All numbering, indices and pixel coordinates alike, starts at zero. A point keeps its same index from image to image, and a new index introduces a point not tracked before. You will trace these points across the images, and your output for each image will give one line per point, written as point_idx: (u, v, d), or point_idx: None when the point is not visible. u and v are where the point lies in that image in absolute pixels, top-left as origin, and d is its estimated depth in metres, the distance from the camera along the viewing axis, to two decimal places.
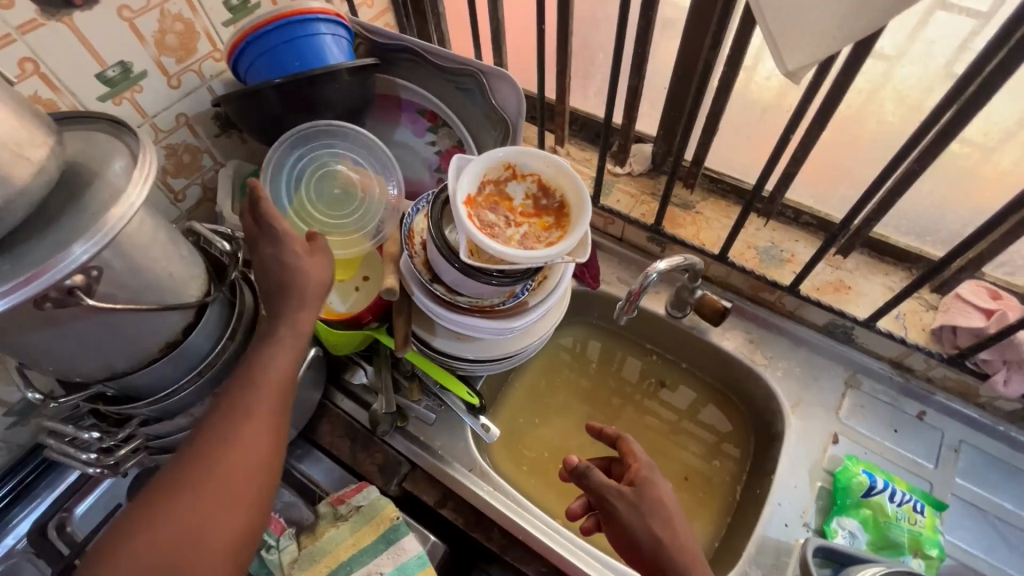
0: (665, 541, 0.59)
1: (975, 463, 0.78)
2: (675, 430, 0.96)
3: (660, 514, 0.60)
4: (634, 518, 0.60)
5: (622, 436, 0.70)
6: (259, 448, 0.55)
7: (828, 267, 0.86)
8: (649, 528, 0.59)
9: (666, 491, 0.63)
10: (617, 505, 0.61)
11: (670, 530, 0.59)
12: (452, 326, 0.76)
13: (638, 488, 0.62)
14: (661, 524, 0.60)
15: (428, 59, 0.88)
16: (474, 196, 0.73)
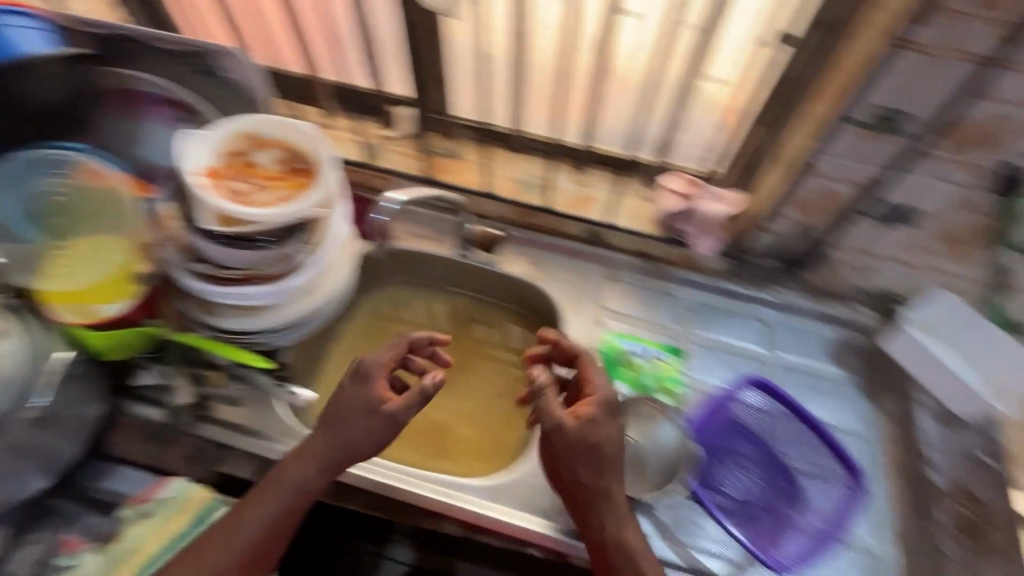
0: (586, 483, 0.68)
1: (706, 315, 0.98)
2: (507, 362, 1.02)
3: (589, 453, 0.68)
4: (569, 453, 0.68)
5: (583, 360, 0.76)
6: (268, 547, 0.69)
7: (574, 184, 1.02)
8: (575, 463, 0.68)
9: (611, 436, 0.69)
10: (553, 436, 0.69)
11: (593, 466, 0.68)
12: (225, 300, 0.77)
13: (583, 421, 0.69)
14: (583, 462, 0.68)
15: (155, 46, 0.87)
16: (217, 170, 0.75)
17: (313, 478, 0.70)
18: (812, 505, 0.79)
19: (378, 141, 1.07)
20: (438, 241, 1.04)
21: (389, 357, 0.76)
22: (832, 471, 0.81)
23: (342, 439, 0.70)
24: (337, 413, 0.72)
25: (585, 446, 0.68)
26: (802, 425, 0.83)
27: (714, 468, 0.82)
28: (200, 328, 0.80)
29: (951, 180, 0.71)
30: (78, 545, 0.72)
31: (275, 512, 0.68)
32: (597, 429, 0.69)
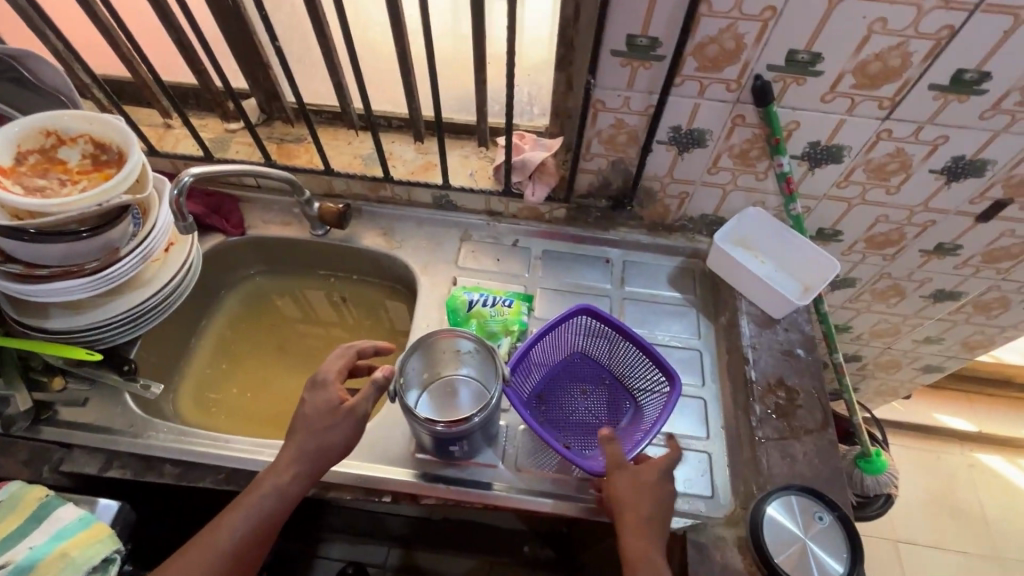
0: (642, 517, 0.68)
1: (554, 261, 1.04)
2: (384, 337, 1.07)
3: (647, 492, 0.70)
4: (628, 492, 0.70)
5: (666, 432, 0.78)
6: (252, 554, 0.68)
7: (416, 153, 1.05)
8: (637, 497, 0.69)
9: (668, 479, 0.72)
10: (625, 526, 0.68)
11: (654, 500, 0.70)
12: (44, 297, 0.77)
13: (647, 468, 0.72)
14: (639, 494, 0.69)
15: None
16: (15, 169, 0.75)
17: (294, 479, 0.69)
18: (639, 416, 0.84)
19: (222, 134, 1.07)
20: (294, 224, 1.06)
21: (338, 366, 0.76)
22: (657, 384, 0.84)
23: (314, 442, 0.70)
24: (302, 423, 0.71)
25: (627, 478, 0.71)
26: (627, 348, 0.87)
27: (542, 404, 0.87)
28: (29, 334, 0.80)
29: (711, 97, 0.78)
30: None
31: (252, 521, 0.67)
32: (653, 473, 0.71)
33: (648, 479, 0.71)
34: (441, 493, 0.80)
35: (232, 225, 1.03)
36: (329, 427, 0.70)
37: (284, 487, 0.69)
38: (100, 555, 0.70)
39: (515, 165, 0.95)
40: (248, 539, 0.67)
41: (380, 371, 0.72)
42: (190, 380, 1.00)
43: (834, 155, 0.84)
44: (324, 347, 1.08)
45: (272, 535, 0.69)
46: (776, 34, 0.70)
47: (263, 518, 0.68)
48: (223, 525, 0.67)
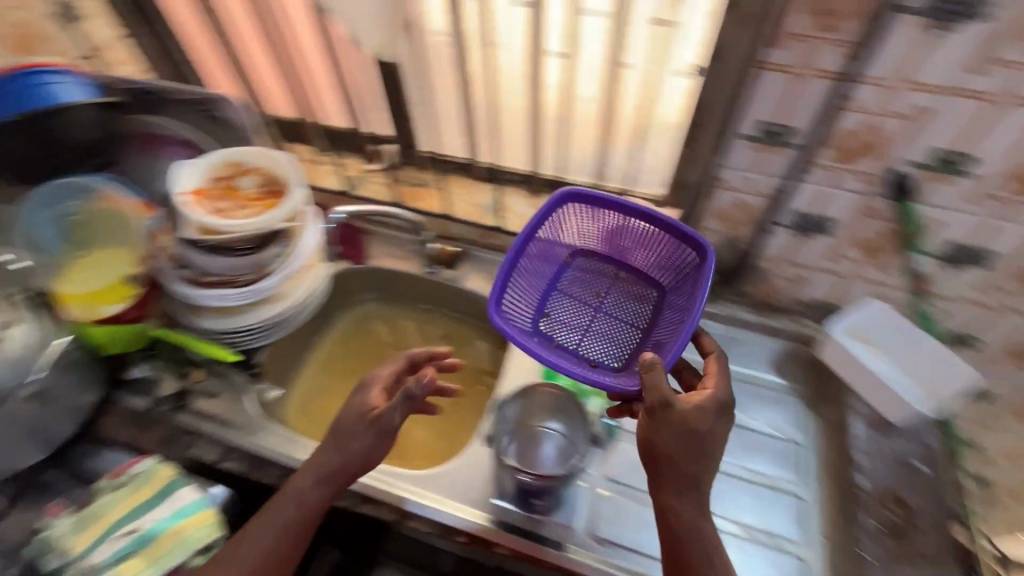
0: (684, 467, 0.66)
1: None
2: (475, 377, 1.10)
3: (693, 439, 0.66)
4: (672, 441, 0.66)
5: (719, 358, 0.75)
6: (281, 558, 0.72)
7: (530, 207, 1.11)
8: (682, 446, 0.66)
9: (718, 423, 0.68)
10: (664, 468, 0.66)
11: (696, 449, 0.66)
12: (206, 300, 0.90)
13: (693, 408, 0.67)
14: (685, 444, 0.66)
15: (170, 96, 1.03)
16: (204, 191, 0.89)
17: (317, 489, 0.73)
18: (666, 298, 0.90)
19: (359, 173, 1.20)
20: (409, 259, 1.15)
21: (385, 376, 0.80)
22: (688, 260, 0.86)
23: (343, 452, 0.73)
24: (335, 430, 0.75)
25: (676, 424, 0.66)
26: (636, 225, 0.88)
27: (561, 314, 0.92)
28: (182, 327, 0.93)
29: (843, 187, 0.77)
30: (59, 509, 0.80)
31: (279, 529, 0.72)
32: (703, 416, 0.68)
33: (695, 425, 0.67)
34: (513, 544, 0.80)
35: (358, 254, 1.14)
36: (353, 434, 0.73)
37: (306, 500, 0.73)
38: (207, 539, 0.77)
39: None
40: (277, 545, 0.71)
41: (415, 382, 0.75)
42: (299, 390, 1.09)
43: (978, 259, 0.78)
44: None
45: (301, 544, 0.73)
46: (924, 134, 0.68)
47: (288, 527, 0.72)
48: (256, 523, 0.73)
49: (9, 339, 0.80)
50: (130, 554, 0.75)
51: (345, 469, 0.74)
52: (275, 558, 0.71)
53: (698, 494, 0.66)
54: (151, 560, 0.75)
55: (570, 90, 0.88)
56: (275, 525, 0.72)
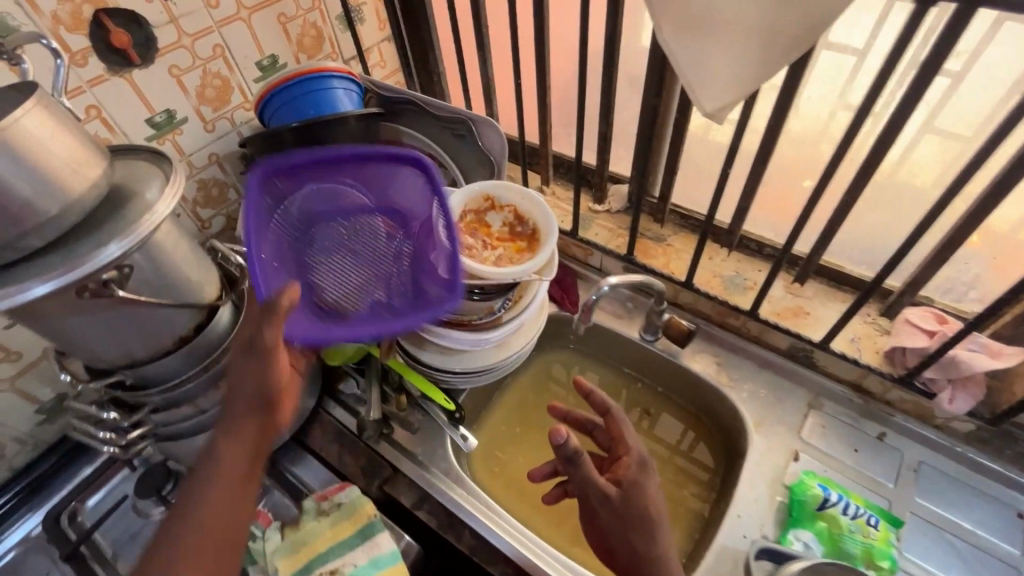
0: (643, 553, 0.61)
1: (934, 483, 0.80)
2: (672, 465, 0.97)
3: (640, 521, 0.62)
4: (604, 508, 0.63)
5: (610, 411, 0.73)
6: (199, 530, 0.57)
7: (787, 294, 0.93)
8: (623, 530, 0.62)
9: (651, 489, 0.65)
10: (605, 513, 0.63)
11: (648, 538, 0.62)
12: (432, 337, 0.85)
13: (624, 488, 0.64)
14: (633, 528, 0.62)
15: (427, 110, 1.02)
16: (456, 223, 0.83)
17: (244, 436, 0.61)
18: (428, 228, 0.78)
19: (586, 213, 1.10)
20: (625, 318, 1.02)
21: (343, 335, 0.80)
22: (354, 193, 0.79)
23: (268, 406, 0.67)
24: (239, 391, 0.61)
25: (608, 495, 0.63)
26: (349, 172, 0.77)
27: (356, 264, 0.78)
28: (401, 354, 0.89)
29: None
30: (268, 520, 0.80)
31: (232, 483, 0.60)
32: (626, 474, 0.65)
33: (637, 504, 0.63)
34: None
35: (569, 300, 1.04)
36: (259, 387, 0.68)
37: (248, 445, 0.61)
38: None
39: (941, 362, 0.76)
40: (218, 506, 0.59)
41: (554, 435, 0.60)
42: (484, 438, 1.02)
43: None
44: None
45: (240, 508, 0.60)
46: None
47: (241, 483, 0.61)
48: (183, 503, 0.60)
49: None
50: None
51: (255, 410, 0.62)
52: (223, 523, 0.58)
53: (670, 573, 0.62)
54: None
55: None
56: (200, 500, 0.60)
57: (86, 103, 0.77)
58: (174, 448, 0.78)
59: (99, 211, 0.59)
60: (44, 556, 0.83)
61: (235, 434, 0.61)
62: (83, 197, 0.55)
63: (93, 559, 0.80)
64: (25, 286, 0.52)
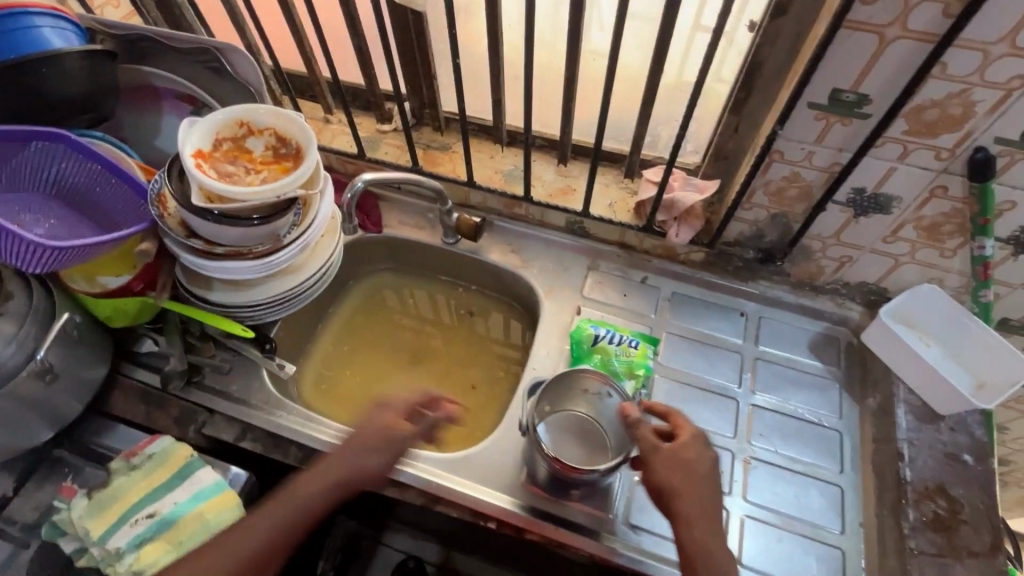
0: (684, 496, 0.67)
1: (683, 306, 0.98)
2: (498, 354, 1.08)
3: (682, 469, 0.68)
4: (663, 473, 0.68)
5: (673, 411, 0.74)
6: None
7: (557, 175, 1.03)
8: (673, 477, 0.68)
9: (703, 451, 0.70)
10: (654, 458, 0.69)
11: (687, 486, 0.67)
12: (215, 273, 0.83)
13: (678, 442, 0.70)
14: (679, 474, 0.68)
15: (168, 44, 0.95)
16: (211, 153, 0.81)
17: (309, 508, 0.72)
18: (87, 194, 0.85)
19: (373, 134, 1.11)
20: (427, 229, 1.08)
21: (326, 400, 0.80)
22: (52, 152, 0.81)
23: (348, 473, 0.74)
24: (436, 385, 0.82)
25: (666, 459, 0.69)
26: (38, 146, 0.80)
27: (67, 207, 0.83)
28: (194, 300, 0.87)
29: (913, 161, 0.71)
30: (73, 492, 0.79)
31: (333, 476, 0.73)
32: (694, 450, 0.70)
33: (688, 459, 0.69)
34: (545, 530, 0.79)
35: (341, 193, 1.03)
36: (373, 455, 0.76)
37: (321, 503, 0.72)
38: (228, 523, 0.75)
39: (664, 204, 0.92)
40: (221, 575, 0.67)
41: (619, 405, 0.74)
42: (314, 366, 1.04)
43: None
44: (444, 354, 1.09)
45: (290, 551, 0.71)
46: (1011, 108, 0.62)
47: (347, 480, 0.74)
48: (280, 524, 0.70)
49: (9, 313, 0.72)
50: (148, 540, 0.72)
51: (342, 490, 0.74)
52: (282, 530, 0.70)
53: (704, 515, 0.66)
54: (174, 543, 0.73)
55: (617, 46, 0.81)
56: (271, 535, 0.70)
57: None
58: None
59: None
60: None
61: (303, 503, 0.71)
62: None
63: None
64: None
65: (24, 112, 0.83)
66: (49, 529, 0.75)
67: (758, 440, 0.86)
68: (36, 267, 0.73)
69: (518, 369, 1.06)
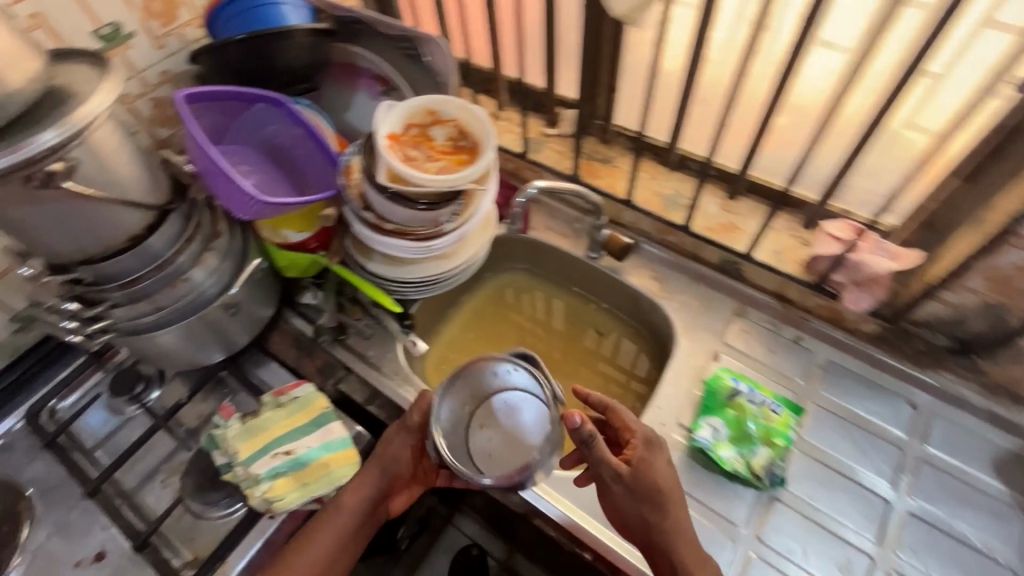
0: (653, 522, 0.70)
1: (838, 378, 0.88)
2: (614, 379, 1.05)
3: (650, 495, 0.70)
4: (627, 502, 0.71)
5: (611, 406, 0.77)
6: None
7: (721, 210, 0.97)
8: (638, 504, 0.70)
9: (658, 463, 0.72)
10: (615, 485, 0.70)
11: (654, 509, 0.70)
12: (379, 246, 0.89)
13: (634, 468, 0.70)
14: (647, 503, 0.70)
15: (377, 29, 1.03)
16: (399, 135, 0.87)
17: (354, 504, 0.78)
18: (286, 155, 0.96)
19: (538, 136, 1.12)
20: (571, 239, 1.08)
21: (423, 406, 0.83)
22: (265, 114, 0.92)
23: (384, 472, 0.80)
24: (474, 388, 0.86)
25: (626, 491, 0.70)
26: (256, 109, 0.91)
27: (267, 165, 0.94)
28: (355, 267, 0.94)
29: None
30: (230, 412, 0.87)
31: (387, 454, 0.81)
32: (648, 467, 0.72)
33: (649, 474, 0.71)
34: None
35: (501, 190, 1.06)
36: (397, 446, 0.81)
37: (353, 517, 0.77)
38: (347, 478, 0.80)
39: (846, 265, 0.83)
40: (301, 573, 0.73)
41: (576, 422, 0.68)
42: (438, 348, 1.08)
43: None
44: (563, 366, 1.08)
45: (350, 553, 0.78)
46: None
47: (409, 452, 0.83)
48: (340, 526, 0.76)
49: (216, 249, 0.83)
50: (281, 474, 0.79)
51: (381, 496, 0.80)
52: (351, 512, 0.77)
53: (676, 537, 0.70)
54: (301, 484, 0.79)
55: (837, 87, 0.73)
56: (335, 534, 0.76)
57: (30, 12, 0.78)
58: (140, 347, 0.84)
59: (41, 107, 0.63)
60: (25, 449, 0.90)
61: (337, 516, 0.77)
62: (21, 89, 0.59)
63: (73, 449, 0.89)
64: None
65: (255, 77, 0.94)
66: (207, 440, 0.85)
67: (906, 554, 0.74)
68: (243, 214, 0.83)
69: (635, 400, 1.02)
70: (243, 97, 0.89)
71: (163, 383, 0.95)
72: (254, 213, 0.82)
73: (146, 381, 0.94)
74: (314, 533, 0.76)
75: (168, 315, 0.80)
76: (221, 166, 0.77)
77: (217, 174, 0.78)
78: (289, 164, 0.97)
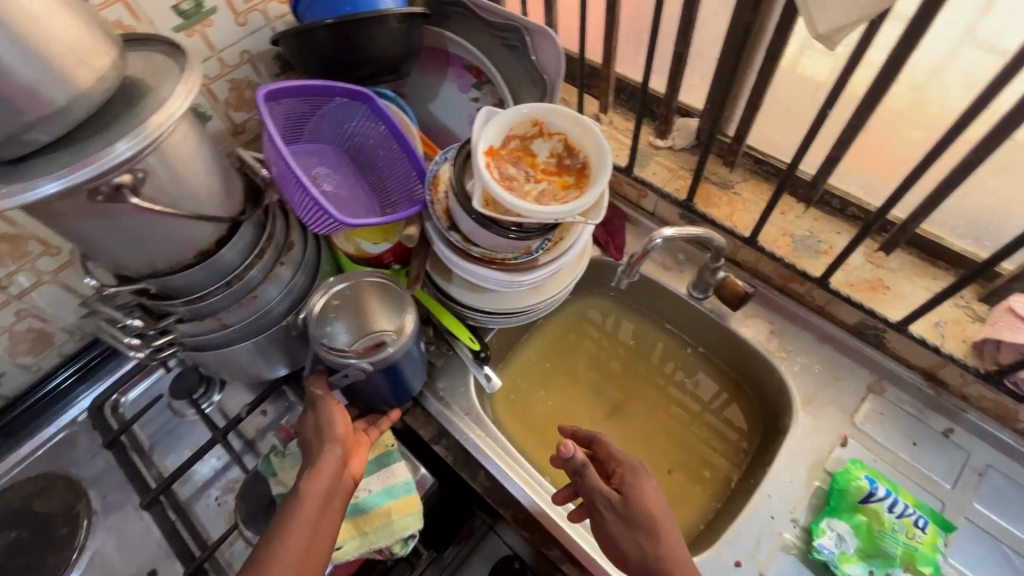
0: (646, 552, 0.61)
1: (999, 490, 0.72)
2: (699, 421, 0.94)
3: (647, 521, 0.62)
4: (614, 530, 0.63)
5: (594, 437, 0.72)
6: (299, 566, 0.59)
7: (866, 263, 0.81)
8: (635, 534, 0.62)
9: (650, 489, 0.65)
10: (607, 515, 0.63)
11: (653, 538, 0.61)
12: (462, 272, 0.78)
13: (624, 494, 0.64)
14: (642, 529, 0.62)
15: (477, 15, 0.89)
16: (497, 149, 0.75)
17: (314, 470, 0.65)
18: (363, 157, 0.87)
19: (645, 148, 0.97)
20: (674, 271, 0.93)
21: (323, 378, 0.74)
22: (345, 112, 0.82)
23: (327, 432, 0.68)
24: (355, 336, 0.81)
25: (617, 519, 0.63)
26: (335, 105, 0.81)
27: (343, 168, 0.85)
28: (433, 290, 0.86)
29: None
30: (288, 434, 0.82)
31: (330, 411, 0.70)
32: (631, 484, 0.65)
33: (638, 494, 0.64)
34: None
35: None
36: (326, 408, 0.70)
37: (324, 480, 0.64)
38: (409, 531, 0.73)
39: None
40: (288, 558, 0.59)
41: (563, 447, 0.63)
42: (508, 377, 0.98)
43: None
44: (647, 414, 0.95)
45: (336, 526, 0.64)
46: None
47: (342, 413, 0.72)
48: (314, 496, 0.63)
49: (288, 263, 0.75)
50: None
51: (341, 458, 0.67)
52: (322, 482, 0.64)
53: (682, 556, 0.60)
54: (360, 532, 0.72)
55: None
56: (309, 507, 0.62)
57: None
58: (203, 361, 0.78)
59: (112, 107, 0.55)
60: (88, 441, 0.89)
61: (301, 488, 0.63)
62: (91, 89, 0.51)
63: (132, 449, 0.86)
64: (32, 183, 0.49)
65: (338, 66, 0.83)
66: (264, 464, 0.79)
67: None
68: (319, 228, 0.74)
69: (729, 466, 0.89)
70: (323, 95, 0.79)
71: (223, 388, 0.91)
72: (326, 228, 0.72)
73: (207, 385, 0.90)
74: (290, 506, 0.62)
75: (234, 331, 0.74)
76: (295, 172, 0.67)
77: (291, 181, 0.68)
78: (366, 166, 0.87)
